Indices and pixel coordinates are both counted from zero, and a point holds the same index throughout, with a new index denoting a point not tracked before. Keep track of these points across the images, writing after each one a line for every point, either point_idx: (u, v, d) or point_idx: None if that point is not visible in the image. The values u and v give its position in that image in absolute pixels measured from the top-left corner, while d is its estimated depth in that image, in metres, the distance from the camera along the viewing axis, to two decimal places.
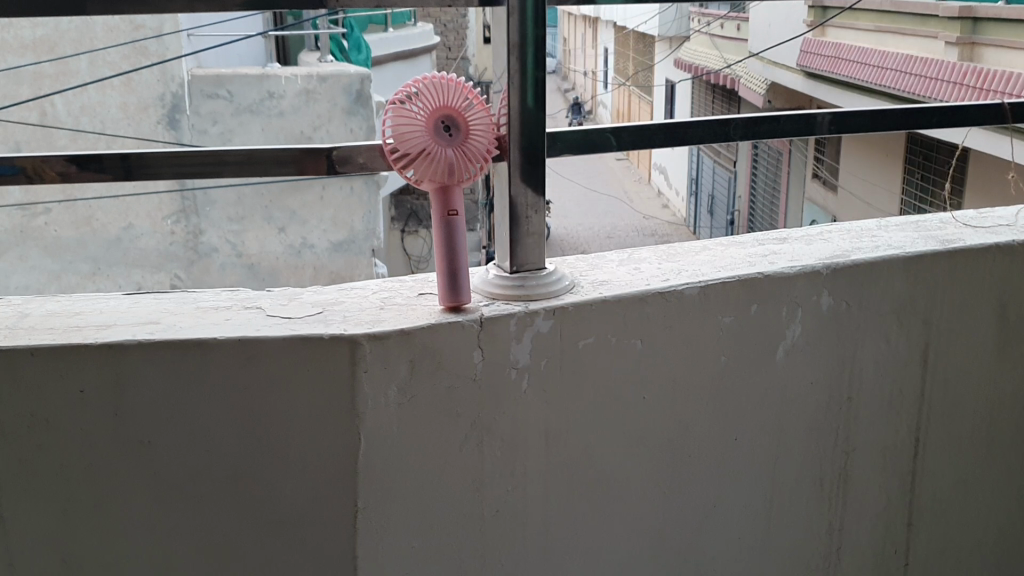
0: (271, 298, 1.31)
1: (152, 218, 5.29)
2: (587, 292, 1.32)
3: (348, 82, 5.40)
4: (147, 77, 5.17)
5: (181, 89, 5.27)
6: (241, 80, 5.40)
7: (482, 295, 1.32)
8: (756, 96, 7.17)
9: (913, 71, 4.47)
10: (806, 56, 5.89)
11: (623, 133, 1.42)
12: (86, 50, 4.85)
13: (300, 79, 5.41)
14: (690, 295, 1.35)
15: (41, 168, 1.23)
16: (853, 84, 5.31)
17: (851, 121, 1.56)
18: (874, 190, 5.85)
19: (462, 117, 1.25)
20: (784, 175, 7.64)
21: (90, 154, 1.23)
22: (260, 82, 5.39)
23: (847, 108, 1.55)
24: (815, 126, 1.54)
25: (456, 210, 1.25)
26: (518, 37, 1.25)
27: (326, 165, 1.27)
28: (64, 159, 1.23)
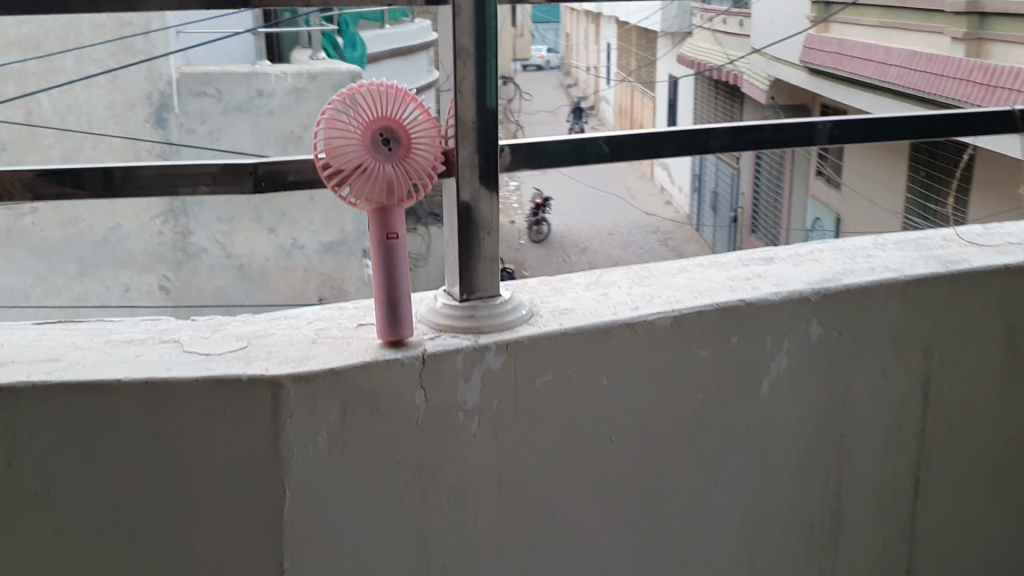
0: (194, 329, 1.17)
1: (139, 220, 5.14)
2: (545, 323, 1.18)
3: (340, 79, 5.15)
4: (134, 75, 5.01)
5: (168, 88, 5.12)
6: (229, 77, 5.18)
7: (427, 326, 1.18)
8: (760, 93, 7.00)
9: (919, 67, 4.31)
10: (809, 52, 5.73)
11: (591, 145, 1.28)
12: (73, 48, 4.74)
13: (289, 77, 5.15)
14: (661, 325, 1.21)
15: (8, 182, 1.11)
16: (858, 80, 5.15)
17: (850, 130, 1.43)
18: (878, 189, 5.70)
19: (404, 128, 1.10)
20: (788, 172, 7.47)
21: (66, 167, 1.11)
22: (249, 80, 5.16)
23: (845, 116, 1.41)
24: (813, 136, 1.41)
25: (396, 233, 1.11)
26: (469, 37, 1.11)
27: (251, 183, 1.14)
28: (36, 172, 1.11)
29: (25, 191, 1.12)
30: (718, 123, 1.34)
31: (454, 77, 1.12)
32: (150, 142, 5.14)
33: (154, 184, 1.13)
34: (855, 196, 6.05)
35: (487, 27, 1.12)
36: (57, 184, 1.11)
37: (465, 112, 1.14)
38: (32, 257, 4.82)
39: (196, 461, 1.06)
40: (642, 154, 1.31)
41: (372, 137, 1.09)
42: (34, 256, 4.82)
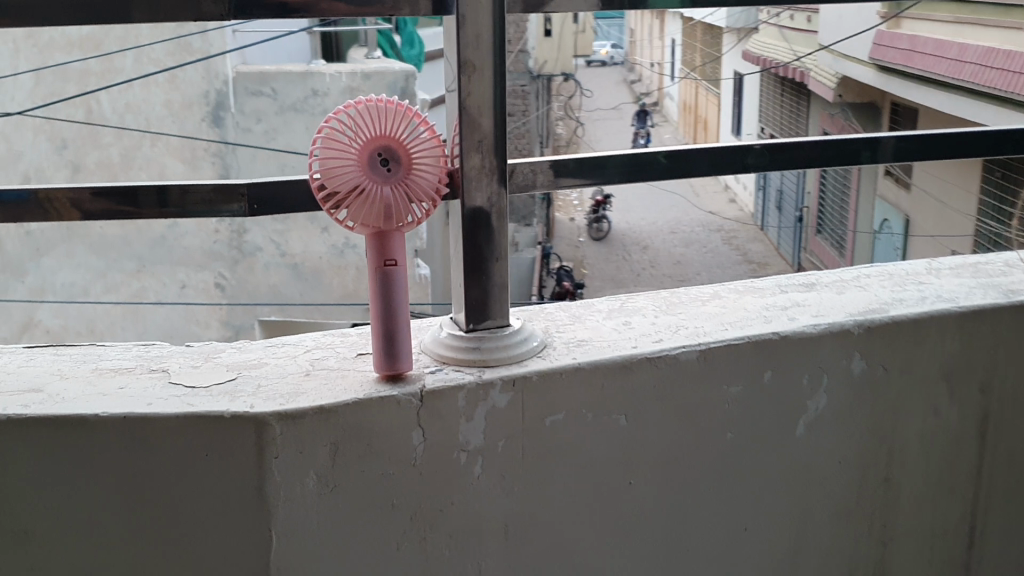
0: (186, 356, 1.11)
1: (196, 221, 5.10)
2: (557, 355, 1.09)
3: (393, 78, 4.83)
4: (191, 73, 4.86)
5: (225, 87, 4.94)
6: (285, 76, 4.96)
7: (429, 359, 1.10)
8: (826, 91, 6.81)
9: (996, 65, 4.08)
10: (878, 49, 5.53)
11: (610, 163, 1.18)
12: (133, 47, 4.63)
13: (343, 76, 4.91)
14: (687, 360, 1.11)
15: (59, 200, 1.04)
16: (930, 78, 4.94)
17: (910, 147, 1.31)
18: (950, 190, 5.46)
19: (406, 148, 1.02)
20: (855, 172, 7.25)
21: (121, 185, 1.04)
22: (303, 78, 4.93)
23: (908, 131, 1.31)
24: (877, 152, 1.31)
25: (395, 260, 1.03)
26: (479, 51, 1.03)
27: (243, 208, 1.06)
28: (91, 190, 1.04)
29: (76, 212, 1.04)
30: (757, 140, 1.24)
31: (458, 91, 1.04)
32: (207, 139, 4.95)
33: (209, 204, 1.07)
34: (925, 198, 5.84)
35: (494, 38, 1.04)
36: (111, 203, 1.04)
37: (472, 131, 1.06)
38: (92, 254, 4.81)
39: (178, 502, 0.99)
40: (669, 173, 1.21)
41: (371, 156, 1.01)
42: (94, 252, 4.82)
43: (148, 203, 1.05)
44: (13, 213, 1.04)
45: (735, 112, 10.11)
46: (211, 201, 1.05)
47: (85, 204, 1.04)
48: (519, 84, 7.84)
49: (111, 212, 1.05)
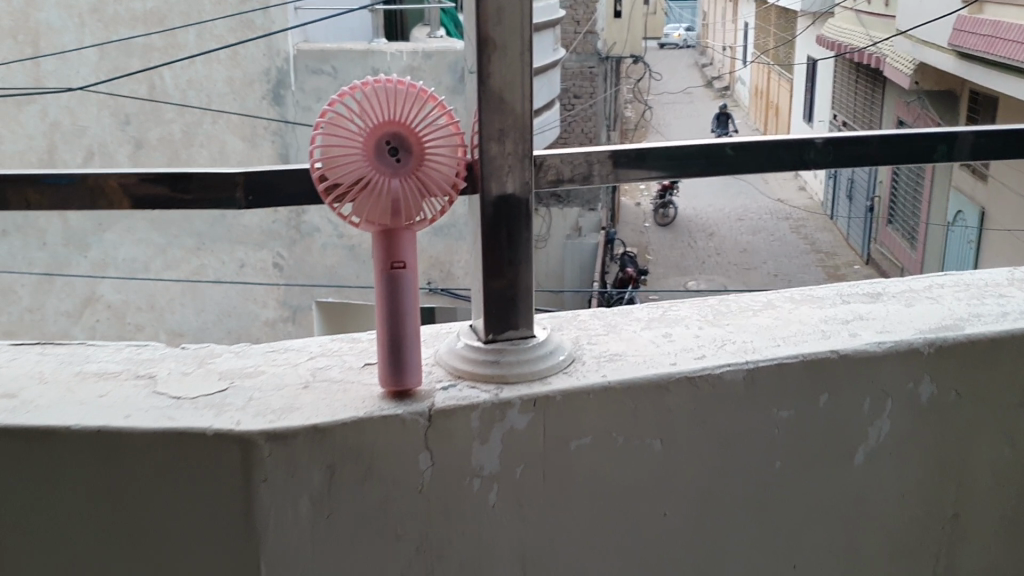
0: (179, 359, 1.01)
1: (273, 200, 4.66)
2: (585, 370, 0.97)
3: (455, 58, 4.33)
4: (254, 51, 4.41)
5: (287, 64, 4.45)
6: (345, 55, 4.47)
7: (443, 372, 0.98)
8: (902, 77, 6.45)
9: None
10: (958, 36, 5.19)
11: (650, 156, 1.04)
12: (199, 25, 4.35)
13: (404, 54, 4.37)
14: (732, 381, 0.99)
15: (111, 186, 0.95)
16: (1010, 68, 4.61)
17: (985, 145, 1.17)
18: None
19: (418, 137, 0.91)
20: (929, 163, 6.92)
21: (173, 171, 0.94)
22: (362, 57, 4.42)
23: (986, 127, 1.17)
24: (954, 149, 1.16)
25: (404, 261, 0.92)
26: (501, 30, 0.92)
27: (240, 200, 0.95)
28: (146, 177, 0.94)
29: (126, 197, 0.95)
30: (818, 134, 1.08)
31: (479, 72, 0.93)
32: (269, 118, 4.49)
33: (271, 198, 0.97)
34: (1001, 190, 5.59)
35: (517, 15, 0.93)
36: (159, 192, 0.95)
37: (494, 117, 0.94)
38: (154, 230, 4.64)
39: (156, 526, 0.89)
40: (713, 170, 1.07)
41: (377, 145, 0.90)
42: (155, 229, 4.64)
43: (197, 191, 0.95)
44: (58, 201, 0.95)
45: (808, 98, 9.77)
46: (219, 192, 0.95)
47: (134, 190, 0.95)
48: (588, 64, 7.57)
49: (155, 200, 0.95)
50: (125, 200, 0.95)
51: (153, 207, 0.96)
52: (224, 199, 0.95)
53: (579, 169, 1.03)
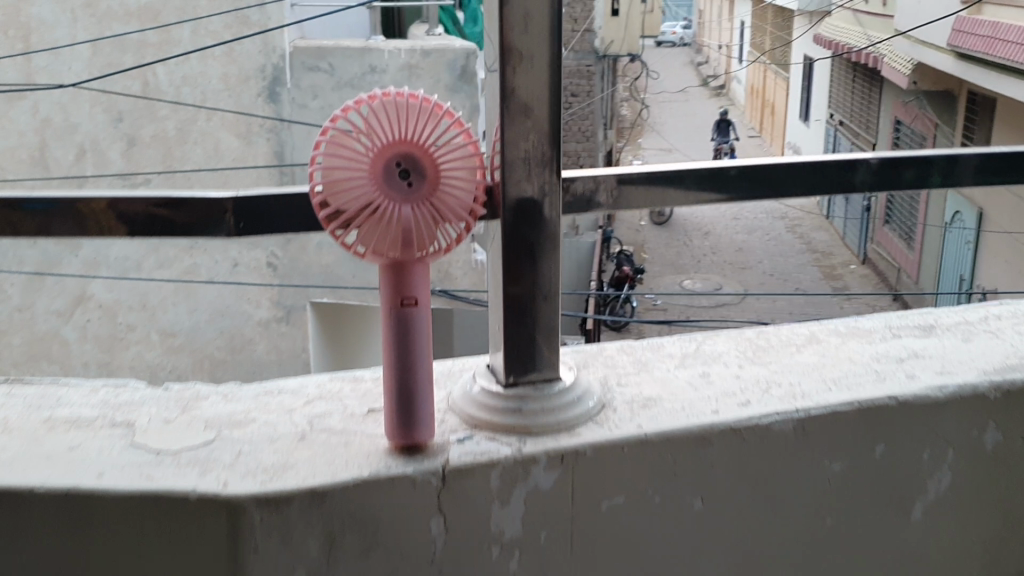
0: (161, 405, 0.91)
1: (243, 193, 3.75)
2: (619, 420, 0.86)
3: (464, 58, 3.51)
4: (248, 48, 3.60)
5: (283, 63, 3.63)
6: (342, 51, 3.64)
7: (457, 421, 0.87)
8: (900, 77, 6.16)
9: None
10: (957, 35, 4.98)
11: (689, 176, 0.93)
12: (189, 18, 3.47)
13: (402, 51, 3.60)
14: (781, 431, 0.89)
15: (95, 211, 0.84)
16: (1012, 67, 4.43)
17: (998, 164, 1.04)
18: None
19: (432, 158, 0.80)
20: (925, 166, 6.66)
21: (163, 195, 0.83)
22: (361, 54, 3.62)
23: (992, 148, 1.03)
24: (953, 175, 1.02)
25: (416, 298, 0.82)
26: (525, 35, 0.81)
27: (228, 226, 0.84)
28: (134, 201, 0.83)
29: (114, 222, 0.84)
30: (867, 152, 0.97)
31: (500, 83, 0.82)
32: (261, 119, 3.67)
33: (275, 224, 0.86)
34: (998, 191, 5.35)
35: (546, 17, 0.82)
36: (148, 218, 0.84)
37: (516, 133, 0.83)
38: None
39: None
40: (756, 192, 0.95)
41: (386, 167, 0.79)
42: None
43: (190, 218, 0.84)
44: (40, 221, 0.84)
45: None
46: (209, 217, 0.84)
47: (120, 215, 0.84)
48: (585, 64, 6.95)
49: (139, 226, 0.84)
50: (109, 226, 0.84)
51: (141, 233, 0.84)
52: (214, 226, 0.84)
53: (584, 188, 0.91)
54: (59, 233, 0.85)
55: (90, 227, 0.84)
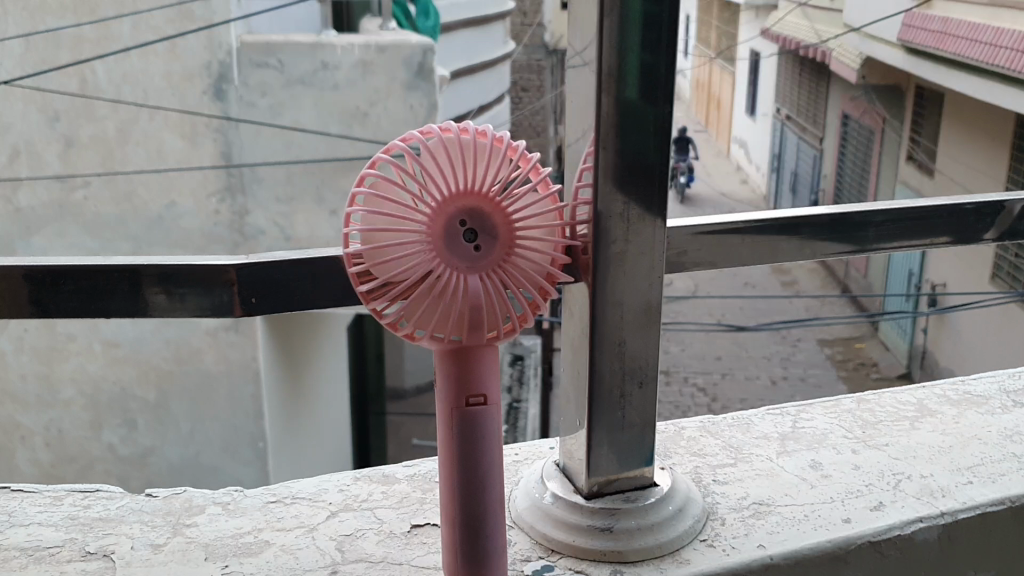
0: (144, 522, 0.71)
1: (194, 197, 2.83)
2: (734, 537, 0.69)
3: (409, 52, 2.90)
4: (192, 44, 2.73)
5: (230, 59, 2.78)
6: (294, 45, 2.85)
7: (530, 540, 0.70)
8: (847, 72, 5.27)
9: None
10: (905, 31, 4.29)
11: (806, 224, 0.74)
12: (129, 10, 2.65)
13: (358, 46, 2.88)
14: (925, 543, 0.71)
15: (48, 287, 0.64)
16: (962, 65, 3.83)
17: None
18: (975, 178, 4.18)
19: (506, 213, 0.60)
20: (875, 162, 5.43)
21: (148, 263, 0.64)
22: (312, 50, 2.86)
23: None
24: None
25: (485, 395, 0.64)
26: (615, 45, 0.62)
27: (234, 301, 0.65)
28: (109, 272, 0.64)
29: (81, 297, 0.64)
30: (995, 199, 0.79)
31: (596, 117, 0.63)
32: (207, 120, 2.78)
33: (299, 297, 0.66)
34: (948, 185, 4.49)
35: (660, 17, 0.62)
36: (130, 292, 0.64)
37: (609, 182, 0.64)
38: None
39: None
40: (877, 245, 0.77)
41: (444, 228, 0.60)
42: None
43: (186, 292, 0.65)
44: None
45: None
46: (215, 284, 0.64)
47: (90, 292, 0.64)
48: (535, 57, 6.32)
49: (122, 295, 0.64)
50: (82, 300, 0.64)
51: (118, 312, 0.65)
52: (221, 293, 0.65)
53: None
54: (15, 308, 0.65)
55: (61, 300, 0.64)
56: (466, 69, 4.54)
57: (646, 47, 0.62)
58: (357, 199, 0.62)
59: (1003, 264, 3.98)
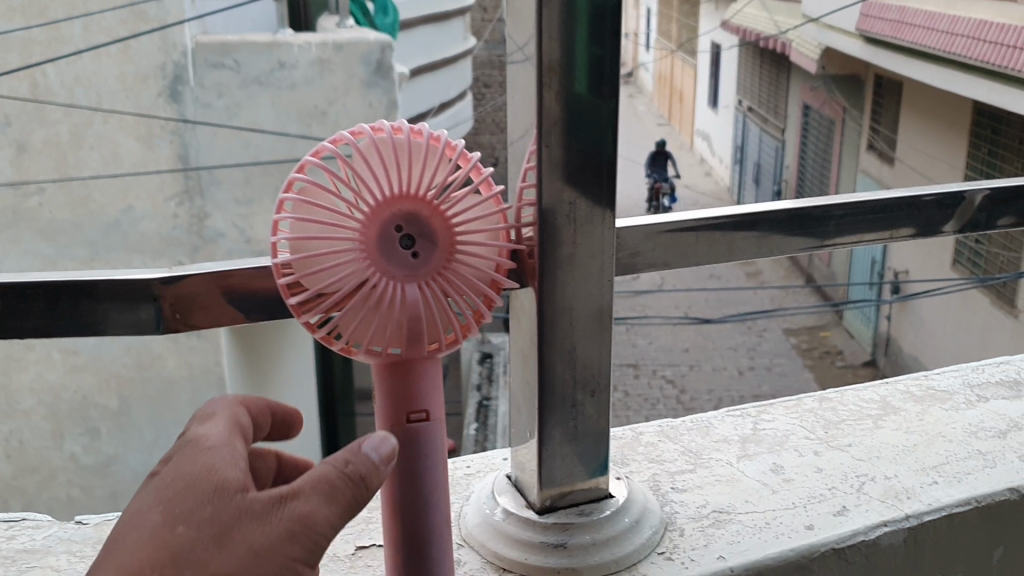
0: (73, 552, 0.68)
1: (152, 201, 2.76)
2: (693, 549, 0.67)
3: (367, 50, 2.87)
4: (145, 44, 2.65)
5: (185, 60, 2.71)
6: (250, 45, 2.79)
7: (480, 561, 0.67)
8: (807, 63, 5.26)
9: (989, 38, 3.22)
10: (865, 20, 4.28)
11: (764, 220, 0.71)
12: (80, 12, 2.56)
13: (315, 44, 2.82)
14: (891, 547, 0.69)
15: None
16: (920, 54, 3.84)
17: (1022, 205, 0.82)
18: (934, 166, 4.20)
19: (445, 217, 0.57)
20: (836, 151, 5.40)
21: (67, 281, 0.60)
22: (269, 49, 2.80)
23: None
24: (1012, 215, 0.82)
25: (427, 411, 0.61)
26: (560, 37, 0.58)
27: (159, 316, 0.61)
28: (27, 291, 0.60)
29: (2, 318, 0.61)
30: (954, 190, 0.77)
31: (538, 113, 0.59)
32: (164, 122, 2.73)
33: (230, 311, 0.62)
34: (907, 172, 4.50)
35: (604, 7, 0.59)
36: (51, 310, 0.61)
37: (553, 181, 0.61)
38: None
39: None
40: (839, 239, 0.74)
41: (380, 236, 0.56)
42: None
43: (108, 310, 0.61)
44: None
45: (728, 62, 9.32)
46: (138, 299, 0.60)
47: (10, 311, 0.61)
48: None
49: (39, 315, 0.61)
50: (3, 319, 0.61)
51: (40, 333, 0.61)
52: (144, 309, 0.61)
53: None
54: None
55: None
56: (426, 66, 4.50)
57: (593, 39, 0.59)
58: (285, 206, 0.58)
59: (965, 250, 4.00)
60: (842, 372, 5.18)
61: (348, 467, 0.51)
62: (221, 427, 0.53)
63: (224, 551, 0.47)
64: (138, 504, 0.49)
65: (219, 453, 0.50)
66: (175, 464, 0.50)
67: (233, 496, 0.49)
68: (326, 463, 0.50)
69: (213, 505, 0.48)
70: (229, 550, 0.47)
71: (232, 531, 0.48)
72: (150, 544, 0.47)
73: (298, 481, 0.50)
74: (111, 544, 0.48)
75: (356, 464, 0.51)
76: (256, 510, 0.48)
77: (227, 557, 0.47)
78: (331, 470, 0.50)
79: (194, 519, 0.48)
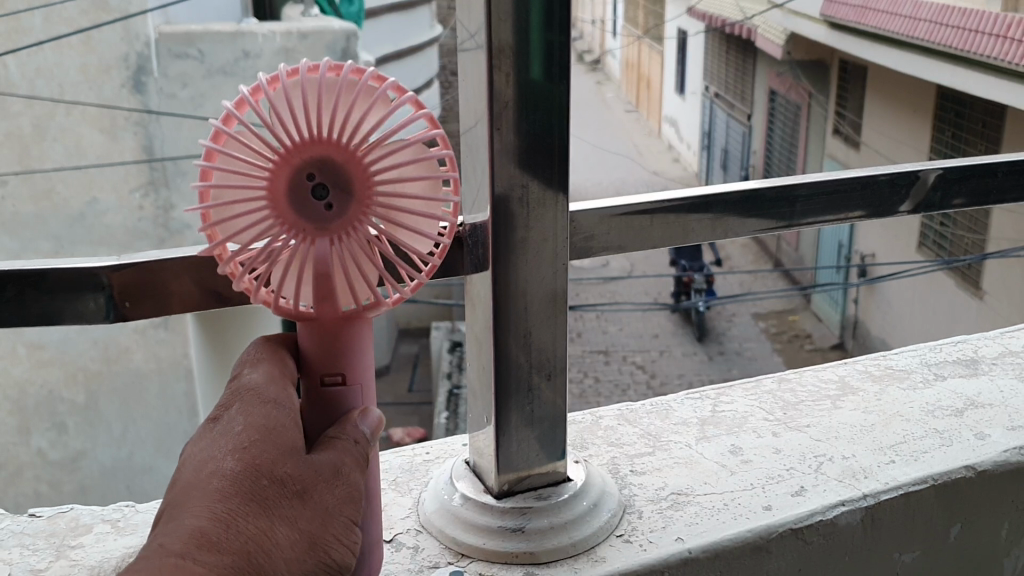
0: (25, 546, 0.67)
1: (117, 191, 2.75)
2: (652, 530, 0.67)
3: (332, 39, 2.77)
4: (108, 35, 2.58)
5: (148, 50, 2.63)
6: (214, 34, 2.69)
7: (437, 545, 0.67)
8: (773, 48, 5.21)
9: (951, 21, 3.23)
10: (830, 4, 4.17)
11: (718, 202, 0.71)
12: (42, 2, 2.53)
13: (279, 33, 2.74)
14: (848, 525, 0.69)
15: None
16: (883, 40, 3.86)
17: (976, 183, 0.82)
18: (900, 149, 4.26)
19: (362, 163, 0.51)
20: None
21: (9, 271, 0.58)
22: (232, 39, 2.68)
23: (996, 159, 0.83)
24: (966, 191, 0.82)
25: (343, 373, 0.58)
26: (510, 19, 0.58)
27: (107, 306, 0.59)
28: None
29: None
30: (907, 172, 0.77)
31: (489, 97, 0.59)
32: (128, 114, 2.67)
33: (174, 298, 0.61)
34: (873, 157, 4.54)
35: None
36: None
37: (505, 164, 0.60)
38: None
39: None
40: (792, 221, 0.75)
41: (289, 182, 0.50)
42: None
43: (53, 302, 0.59)
44: None
45: None
46: (82, 289, 0.59)
47: None
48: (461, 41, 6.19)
49: None
50: None
51: None
52: (91, 299, 0.59)
53: None
54: None
55: None
56: (392, 54, 4.45)
57: (544, 22, 0.59)
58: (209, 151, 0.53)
59: (930, 233, 4.03)
60: (811, 355, 5.22)
61: (359, 442, 0.55)
62: (263, 374, 0.54)
63: (306, 511, 0.50)
64: (204, 454, 0.50)
65: (282, 410, 0.52)
66: (243, 418, 0.51)
67: (305, 456, 0.51)
68: (343, 439, 0.54)
69: (291, 465, 0.50)
70: (308, 514, 0.50)
71: (309, 494, 0.50)
72: (230, 492, 0.48)
73: (334, 450, 0.53)
74: (178, 495, 0.48)
75: (359, 438, 0.55)
76: (327, 474, 0.52)
77: (310, 515, 0.50)
78: (348, 443, 0.54)
79: (277, 476, 0.49)
